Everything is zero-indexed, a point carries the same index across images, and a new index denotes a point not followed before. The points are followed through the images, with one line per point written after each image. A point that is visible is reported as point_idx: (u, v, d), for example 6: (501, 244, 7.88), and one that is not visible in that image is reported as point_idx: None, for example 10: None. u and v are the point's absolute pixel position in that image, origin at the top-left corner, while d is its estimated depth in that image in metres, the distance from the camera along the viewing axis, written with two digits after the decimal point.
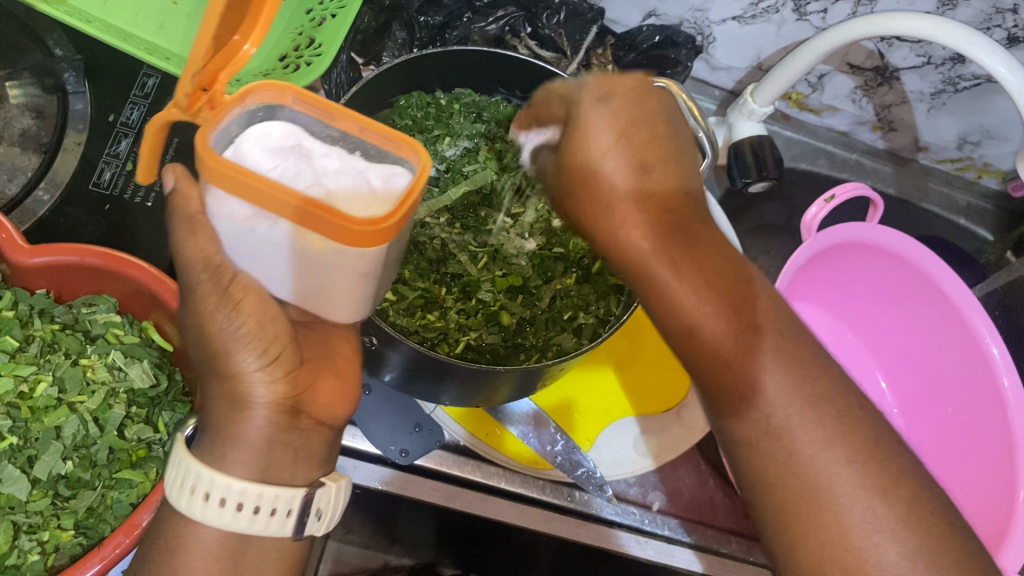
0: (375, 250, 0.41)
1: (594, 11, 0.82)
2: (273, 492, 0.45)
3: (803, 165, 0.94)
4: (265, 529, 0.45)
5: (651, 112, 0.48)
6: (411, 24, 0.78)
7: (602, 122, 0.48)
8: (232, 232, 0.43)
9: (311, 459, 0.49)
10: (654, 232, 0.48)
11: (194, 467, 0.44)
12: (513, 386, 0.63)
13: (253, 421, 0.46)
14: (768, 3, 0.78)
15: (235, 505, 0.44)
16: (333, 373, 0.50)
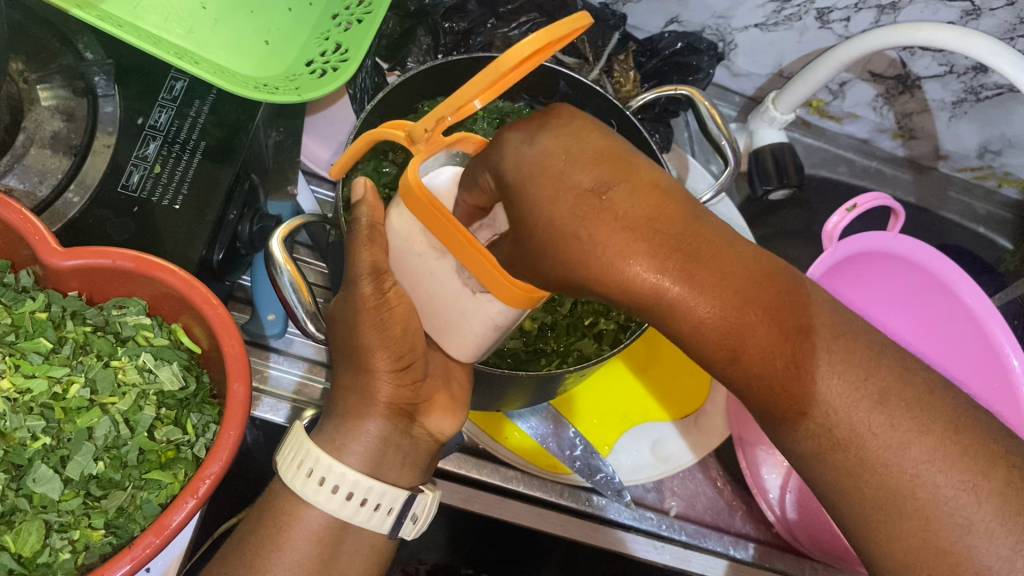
0: (518, 310, 0.47)
1: (616, 18, 0.82)
2: (381, 489, 0.51)
3: (823, 173, 0.95)
4: (367, 521, 0.51)
5: (588, 139, 0.41)
6: (436, 30, 0.78)
7: (545, 157, 0.41)
8: (406, 251, 0.50)
9: (415, 466, 0.58)
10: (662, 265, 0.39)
11: (317, 454, 0.50)
12: (531, 394, 0.65)
13: (373, 418, 0.56)
14: (791, 10, 0.79)
15: (346, 495, 0.51)
16: (447, 392, 0.59)
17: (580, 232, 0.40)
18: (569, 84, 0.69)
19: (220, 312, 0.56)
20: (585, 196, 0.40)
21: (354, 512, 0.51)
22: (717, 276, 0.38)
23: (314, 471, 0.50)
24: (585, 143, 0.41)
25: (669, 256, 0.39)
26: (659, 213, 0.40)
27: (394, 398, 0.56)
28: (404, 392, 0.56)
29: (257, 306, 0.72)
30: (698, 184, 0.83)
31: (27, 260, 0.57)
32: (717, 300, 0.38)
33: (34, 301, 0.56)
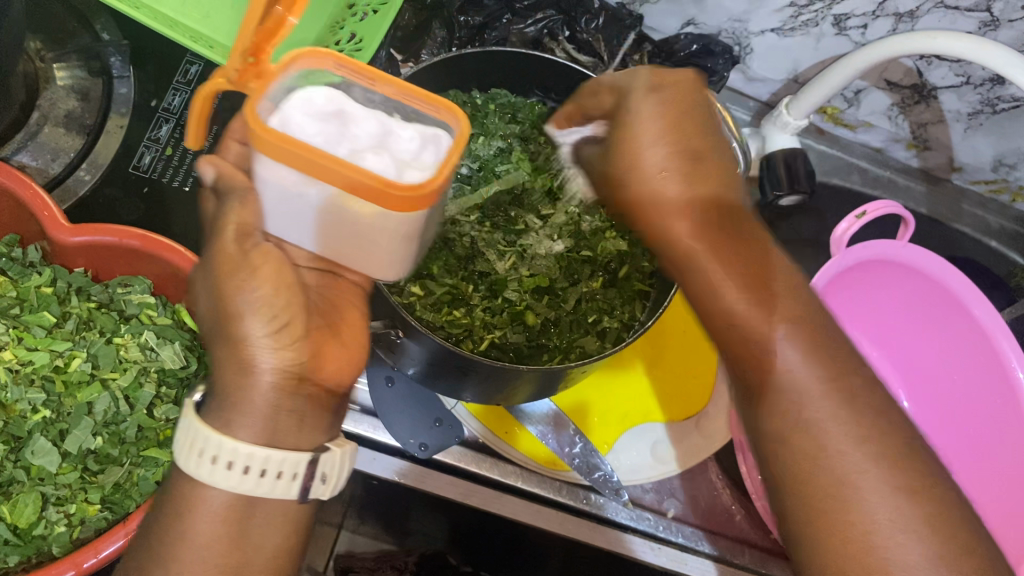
0: (416, 215, 0.42)
1: (632, 18, 0.80)
2: (280, 456, 0.47)
3: (835, 181, 0.94)
4: (273, 492, 0.47)
5: (692, 105, 0.50)
6: (451, 23, 0.78)
7: (649, 112, 0.50)
8: (278, 194, 0.43)
9: (316, 423, 0.51)
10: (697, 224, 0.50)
11: (205, 432, 0.46)
12: (534, 387, 0.64)
13: (259, 388, 0.47)
14: (807, 16, 0.78)
15: (242, 469, 0.46)
16: (341, 341, 0.52)
17: (658, 181, 0.49)
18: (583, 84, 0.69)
19: None
20: (649, 167, 0.50)
21: (255, 485, 0.47)
22: (737, 250, 0.50)
23: (204, 450, 0.46)
24: (669, 117, 0.49)
25: (704, 225, 0.50)
26: (712, 166, 0.50)
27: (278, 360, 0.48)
28: (291, 352, 0.48)
29: None
30: None
31: (34, 236, 0.59)
32: (735, 277, 0.50)
33: (40, 276, 0.58)
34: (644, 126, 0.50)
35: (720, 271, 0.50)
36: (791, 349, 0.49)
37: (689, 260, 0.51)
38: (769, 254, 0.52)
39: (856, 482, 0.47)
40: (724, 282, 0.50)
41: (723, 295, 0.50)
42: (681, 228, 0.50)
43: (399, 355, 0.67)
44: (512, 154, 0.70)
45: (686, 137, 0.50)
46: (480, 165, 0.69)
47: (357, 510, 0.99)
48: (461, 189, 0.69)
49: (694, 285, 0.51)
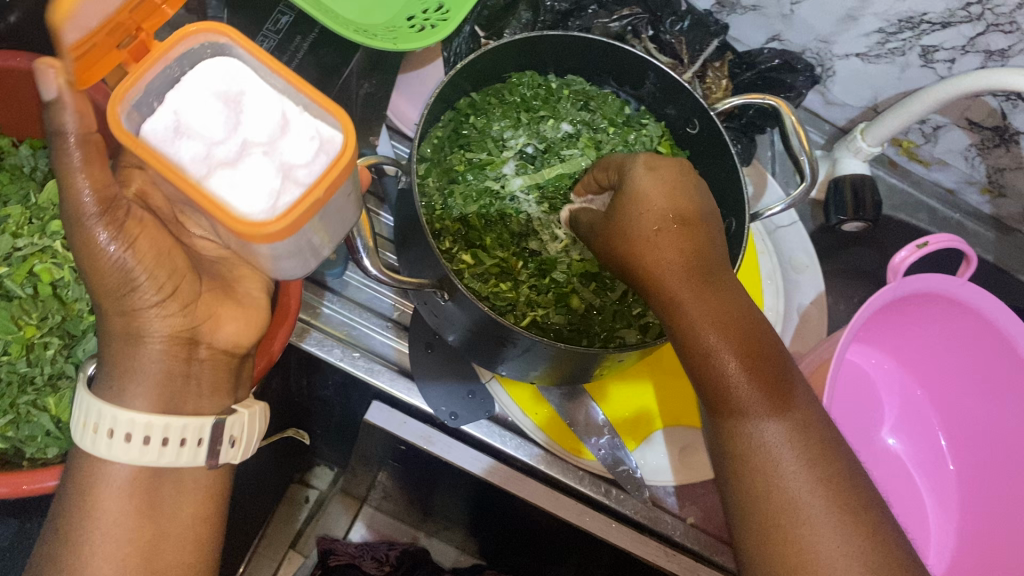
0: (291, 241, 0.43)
1: (718, 26, 0.81)
2: (180, 424, 0.48)
3: (902, 216, 0.92)
4: (180, 458, 0.49)
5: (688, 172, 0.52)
6: (537, 5, 0.78)
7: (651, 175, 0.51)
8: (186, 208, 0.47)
9: (217, 390, 0.52)
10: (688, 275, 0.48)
11: (98, 408, 0.47)
12: (571, 370, 0.66)
13: (149, 356, 0.49)
14: (895, 44, 0.78)
15: (143, 440, 0.48)
16: (234, 304, 0.54)
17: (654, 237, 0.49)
18: (660, 81, 0.69)
19: None
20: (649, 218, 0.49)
21: (158, 455, 0.48)
22: (741, 330, 0.48)
23: (100, 425, 0.47)
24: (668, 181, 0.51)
25: (709, 296, 0.48)
26: (704, 217, 0.50)
27: (170, 330, 0.49)
28: (178, 321, 0.50)
29: None
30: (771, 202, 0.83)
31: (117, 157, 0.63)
32: (734, 353, 0.48)
33: None
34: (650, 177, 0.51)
35: (722, 347, 0.48)
36: (758, 380, 0.48)
37: (692, 331, 0.48)
38: (773, 343, 0.50)
39: (844, 517, 0.47)
40: (724, 358, 0.48)
41: (720, 369, 0.48)
42: (688, 302, 0.48)
43: (442, 321, 0.68)
44: (579, 139, 0.72)
45: (687, 209, 0.50)
46: (546, 146, 0.71)
47: (384, 478, 1.01)
48: (524, 167, 0.70)
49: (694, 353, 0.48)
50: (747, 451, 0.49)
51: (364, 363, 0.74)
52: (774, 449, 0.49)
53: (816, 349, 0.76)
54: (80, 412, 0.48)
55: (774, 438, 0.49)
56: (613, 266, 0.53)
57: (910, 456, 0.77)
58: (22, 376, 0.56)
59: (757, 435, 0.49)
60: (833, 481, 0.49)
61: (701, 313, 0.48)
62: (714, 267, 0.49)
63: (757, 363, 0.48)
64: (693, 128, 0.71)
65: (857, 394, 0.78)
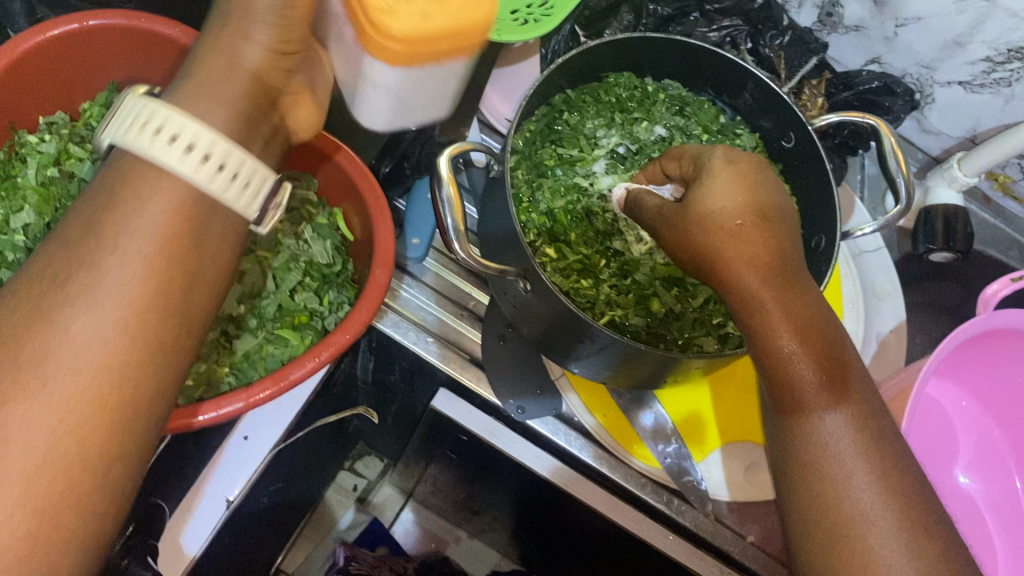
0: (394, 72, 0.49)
1: (819, 43, 0.81)
2: (241, 156, 0.45)
3: (991, 252, 0.90)
4: (223, 192, 0.45)
5: (763, 174, 0.50)
6: (639, 9, 0.78)
7: (726, 174, 0.49)
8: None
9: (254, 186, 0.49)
10: (765, 276, 0.46)
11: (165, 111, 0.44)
12: (643, 374, 0.65)
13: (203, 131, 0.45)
14: (1001, 73, 0.77)
15: (200, 157, 0.44)
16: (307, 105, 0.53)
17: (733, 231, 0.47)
18: (760, 92, 0.69)
19: (380, 203, 0.54)
20: (721, 216, 0.47)
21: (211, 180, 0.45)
22: (813, 333, 0.46)
23: (161, 127, 0.44)
24: (740, 180, 0.49)
25: (789, 298, 0.46)
26: (778, 214, 0.48)
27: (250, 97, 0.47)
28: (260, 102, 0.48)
29: (406, 228, 0.74)
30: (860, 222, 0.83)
31: None
32: (813, 362, 0.46)
33: None
34: (722, 180, 0.49)
35: (799, 352, 0.46)
36: (827, 384, 0.47)
37: (766, 333, 0.46)
38: (845, 348, 0.48)
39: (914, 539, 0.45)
40: (801, 364, 0.46)
41: (793, 371, 0.47)
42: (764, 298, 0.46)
43: (520, 312, 0.69)
44: (671, 144, 0.71)
45: (769, 213, 0.48)
46: (638, 147, 0.71)
47: (437, 469, 1.01)
48: (615, 166, 0.70)
49: (764, 353, 0.47)
50: (815, 446, 0.48)
51: (438, 349, 0.74)
52: (835, 442, 0.48)
53: (896, 376, 0.74)
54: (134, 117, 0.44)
55: (837, 430, 0.48)
56: (680, 262, 0.51)
57: (983, 497, 0.74)
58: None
59: (819, 425, 0.48)
60: (902, 494, 0.47)
61: (777, 318, 0.46)
62: (788, 269, 0.47)
63: (828, 365, 0.47)
64: (788, 141, 0.70)
65: (931, 428, 0.76)
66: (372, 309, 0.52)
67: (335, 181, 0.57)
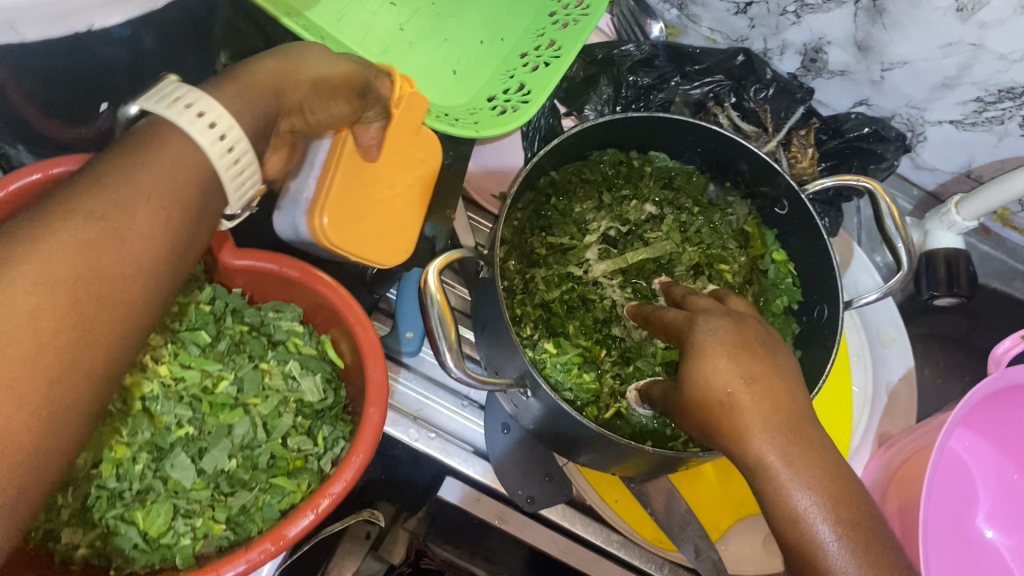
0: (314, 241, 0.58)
1: (804, 91, 0.78)
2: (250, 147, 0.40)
3: (995, 285, 0.88)
4: (222, 171, 0.39)
5: (755, 346, 0.46)
6: (619, 81, 0.78)
7: (716, 344, 0.46)
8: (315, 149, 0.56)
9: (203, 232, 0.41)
10: (776, 438, 0.42)
11: (187, 85, 0.39)
12: (648, 466, 0.63)
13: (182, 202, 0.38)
14: (992, 112, 0.74)
15: (218, 137, 0.38)
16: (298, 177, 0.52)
17: (729, 396, 0.44)
18: (752, 164, 0.67)
19: (367, 333, 0.53)
20: (719, 384, 0.44)
21: (219, 160, 0.39)
22: (831, 488, 0.41)
23: (190, 100, 0.38)
24: (736, 348, 0.46)
25: (795, 451, 0.42)
26: (776, 375, 0.44)
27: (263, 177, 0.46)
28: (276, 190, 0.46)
29: (397, 322, 0.71)
30: (857, 274, 0.82)
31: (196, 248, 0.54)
32: (832, 519, 0.40)
33: (200, 291, 0.54)
34: (715, 340, 0.47)
35: (815, 507, 0.41)
36: (851, 536, 0.40)
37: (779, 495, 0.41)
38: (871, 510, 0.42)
39: None
40: (818, 519, 0.40)
41: (809, 530, 0.41)
42: (762, 447, 0.42)
43: (520, 409, 0.67)
44: (663, 222, 0.72)
45: (769, 377, 0.44)
46: (629, 227, 0.71)
47: None
48: (607, 250, 0.69)
49: (774, 510, 0.42)
50: (785, 518, 0.41)
51: (440, 443, 0.73)
52: (812, 519, 0.41)
53: (909, 435, 0.72)
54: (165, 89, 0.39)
55: (807, 500, 0.41)
56: (691, 423, 0.48)
57: (1009, 548, 0.73)
58: (111, 490, 0.48)
59: (786, 501, 0.41)
60: None
61: (756, 419, 0.43)
62: (794, 420, 0.43)
63: (858, 527, 0.41)
64: (781, 209, 0.69)
65: (951, 479, 0.74)
66: (368, 452, 0.50)
67: (317, 309, 0.55)
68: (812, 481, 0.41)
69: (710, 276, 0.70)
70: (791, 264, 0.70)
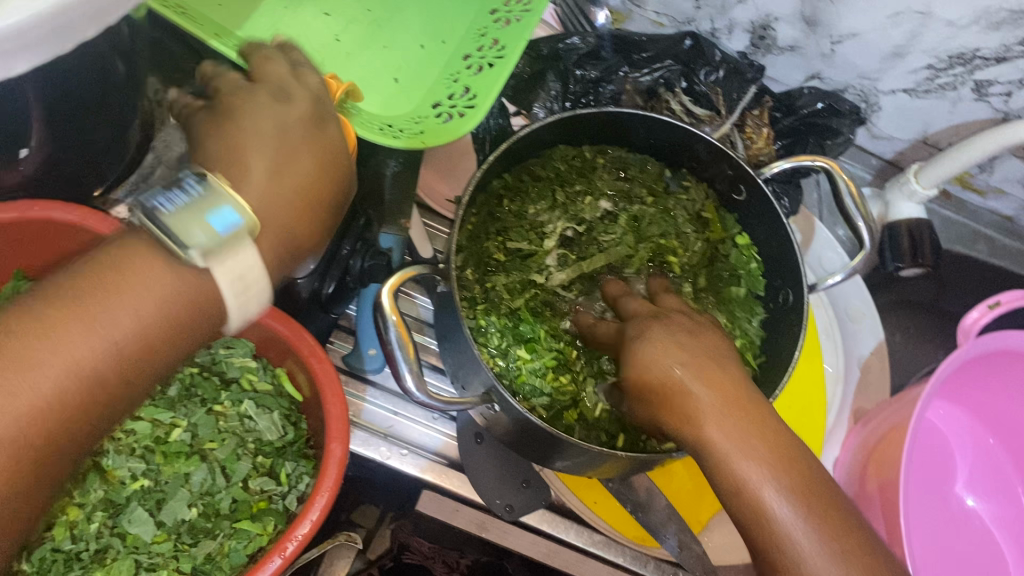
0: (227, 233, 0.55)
1: (753, 70, 0.76)
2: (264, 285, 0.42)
3: (959, 249, 0.88)
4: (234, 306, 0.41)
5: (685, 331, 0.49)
6: (566, 75, 0.76)
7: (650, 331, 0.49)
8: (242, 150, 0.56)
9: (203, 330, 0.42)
10: (717, 413, 0.45)
11: (255, 262, 0.40)
12: (623, 469, 0.62)
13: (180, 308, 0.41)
14: (945, 79, 0.73)
15: (236, 281, 0.40)
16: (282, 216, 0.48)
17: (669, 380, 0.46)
18: (707, 151, 0.66)
19: (325, 364, 0.51)
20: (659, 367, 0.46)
21: (234, 302, 0.40)
22: (778, 455, 0.44)
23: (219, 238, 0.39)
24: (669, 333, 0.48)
25: (735, 425, 0.45)
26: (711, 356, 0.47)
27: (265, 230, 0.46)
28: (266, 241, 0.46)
29: (360, 340, 0.71)
30: (821, 252, 0.81)
31: None
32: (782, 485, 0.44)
33: None
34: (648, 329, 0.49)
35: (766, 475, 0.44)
36: (804, 499, 0.43)
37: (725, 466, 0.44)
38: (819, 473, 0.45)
39: None
40: (769, 489, 0.43)
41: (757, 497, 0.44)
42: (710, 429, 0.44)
43: (492, 420, 0.66)
44: (619, 219, 0.69)
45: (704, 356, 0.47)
46: (585, 226, 0.68)
47: None
48: (566, 252, 0.67)
49: (723, 483, 0.45)
50: (734, 489, 0.44)
51: (413, 460, 0.71)
52: (761, 488, 0.43)
53: (883, 411, 0.72)
54: (201, 206, 0.39)
55: (772, 494, 0.43)
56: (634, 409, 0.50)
57: (992, 516, 0.73)
58: (67, 553, 0.48)
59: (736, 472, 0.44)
60: None
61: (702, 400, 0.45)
62: (734, 394, 0.46)
63: (809, 490, 0.44)
64: (739, 194, 0.68)
65: (929, 451, 0.74)
66: (331, 492, 0.48)
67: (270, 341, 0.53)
68: (770, 478, 0.44)
69: (667, 271, 0.68)
70: (754, 249, 0.69)
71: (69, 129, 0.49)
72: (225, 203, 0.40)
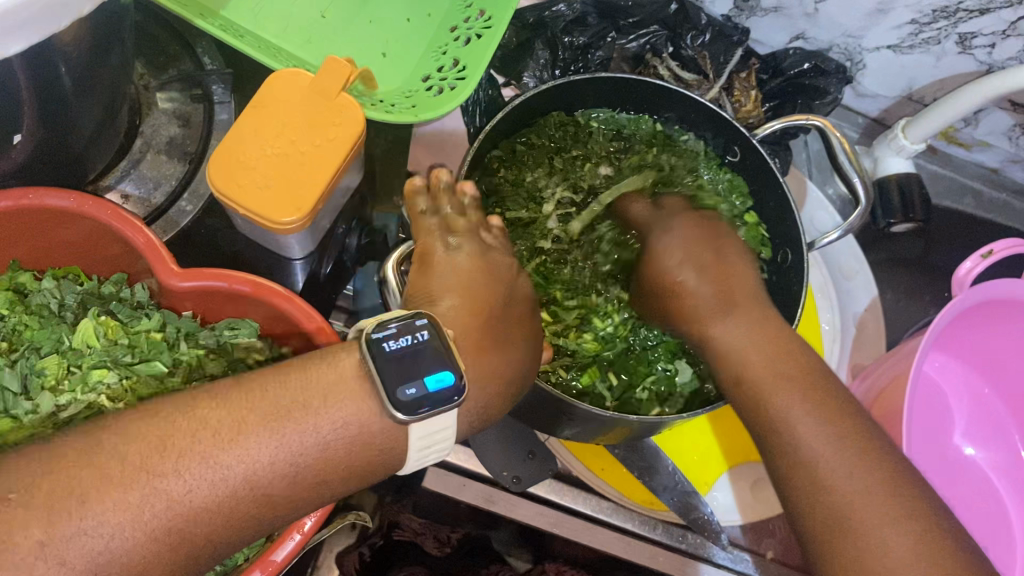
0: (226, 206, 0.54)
1: (740, 32, 0.77)
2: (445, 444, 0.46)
3: (948, 203, 0.89)
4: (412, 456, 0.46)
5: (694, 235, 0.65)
6: (554, 43, 0.76)
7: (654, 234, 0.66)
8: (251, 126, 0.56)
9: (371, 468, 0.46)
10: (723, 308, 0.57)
11: (447, 427, 0.45)
12: (630, 433, 0.63)
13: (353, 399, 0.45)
14: (929, 34, 0.74)
15: (422, 443, 0.45)
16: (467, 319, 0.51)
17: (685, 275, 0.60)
18: (699, 113, 0.66)
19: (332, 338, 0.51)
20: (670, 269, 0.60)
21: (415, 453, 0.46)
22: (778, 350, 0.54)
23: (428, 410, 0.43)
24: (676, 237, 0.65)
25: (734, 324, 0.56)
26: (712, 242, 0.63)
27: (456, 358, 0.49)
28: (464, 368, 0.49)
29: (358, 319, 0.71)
30: (813, 211, 0.82)
31: (141, 274, 0.53)
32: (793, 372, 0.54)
33: (149, 320, 0.52)
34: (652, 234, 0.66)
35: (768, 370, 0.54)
36: (792, 382, 0.53)
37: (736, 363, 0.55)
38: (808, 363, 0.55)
39: None
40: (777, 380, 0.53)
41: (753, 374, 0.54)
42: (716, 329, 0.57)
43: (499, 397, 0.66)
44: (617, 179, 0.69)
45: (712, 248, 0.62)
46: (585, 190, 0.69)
47: None
48: (569, 215, 0.68)
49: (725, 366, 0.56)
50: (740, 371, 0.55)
51: None
52: (759, 387, 0.54)
53: (882, 365, 0.72)
54: (414, 371, 0.42)
55: (797, 414, 0.52)
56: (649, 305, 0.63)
57: (990, 465, 0.74)
58: None
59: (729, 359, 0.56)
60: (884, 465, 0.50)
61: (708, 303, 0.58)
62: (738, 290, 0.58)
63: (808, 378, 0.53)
64: (733, 155, 0.68)
65: (925, 404, 0.75)
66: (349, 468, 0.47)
67: (275, 321, 0.52)
68: (790, 402, 0.52)
69: None
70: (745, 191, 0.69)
71: (60, 112, 0.49)
72: (443, 368, 0.42)
